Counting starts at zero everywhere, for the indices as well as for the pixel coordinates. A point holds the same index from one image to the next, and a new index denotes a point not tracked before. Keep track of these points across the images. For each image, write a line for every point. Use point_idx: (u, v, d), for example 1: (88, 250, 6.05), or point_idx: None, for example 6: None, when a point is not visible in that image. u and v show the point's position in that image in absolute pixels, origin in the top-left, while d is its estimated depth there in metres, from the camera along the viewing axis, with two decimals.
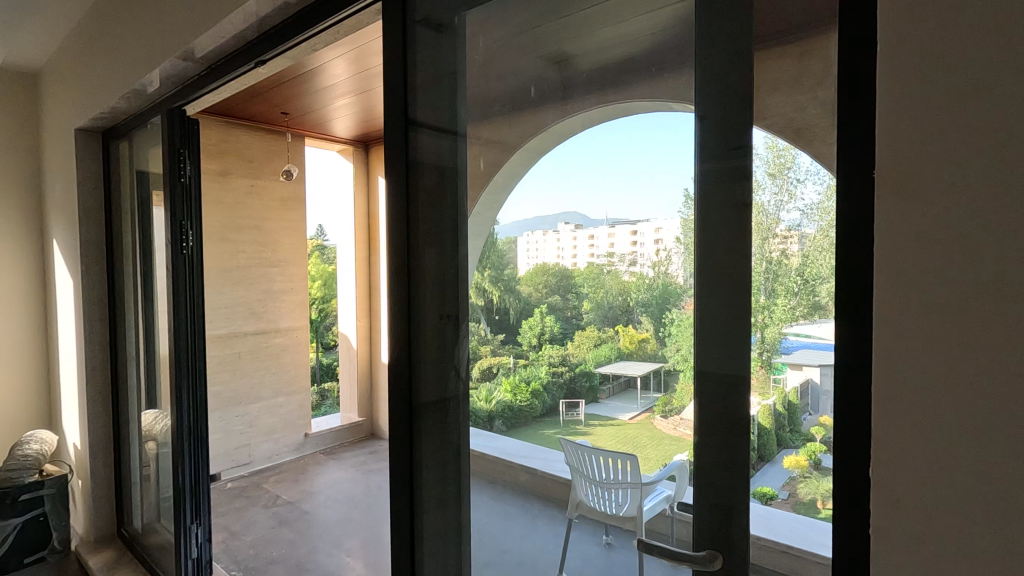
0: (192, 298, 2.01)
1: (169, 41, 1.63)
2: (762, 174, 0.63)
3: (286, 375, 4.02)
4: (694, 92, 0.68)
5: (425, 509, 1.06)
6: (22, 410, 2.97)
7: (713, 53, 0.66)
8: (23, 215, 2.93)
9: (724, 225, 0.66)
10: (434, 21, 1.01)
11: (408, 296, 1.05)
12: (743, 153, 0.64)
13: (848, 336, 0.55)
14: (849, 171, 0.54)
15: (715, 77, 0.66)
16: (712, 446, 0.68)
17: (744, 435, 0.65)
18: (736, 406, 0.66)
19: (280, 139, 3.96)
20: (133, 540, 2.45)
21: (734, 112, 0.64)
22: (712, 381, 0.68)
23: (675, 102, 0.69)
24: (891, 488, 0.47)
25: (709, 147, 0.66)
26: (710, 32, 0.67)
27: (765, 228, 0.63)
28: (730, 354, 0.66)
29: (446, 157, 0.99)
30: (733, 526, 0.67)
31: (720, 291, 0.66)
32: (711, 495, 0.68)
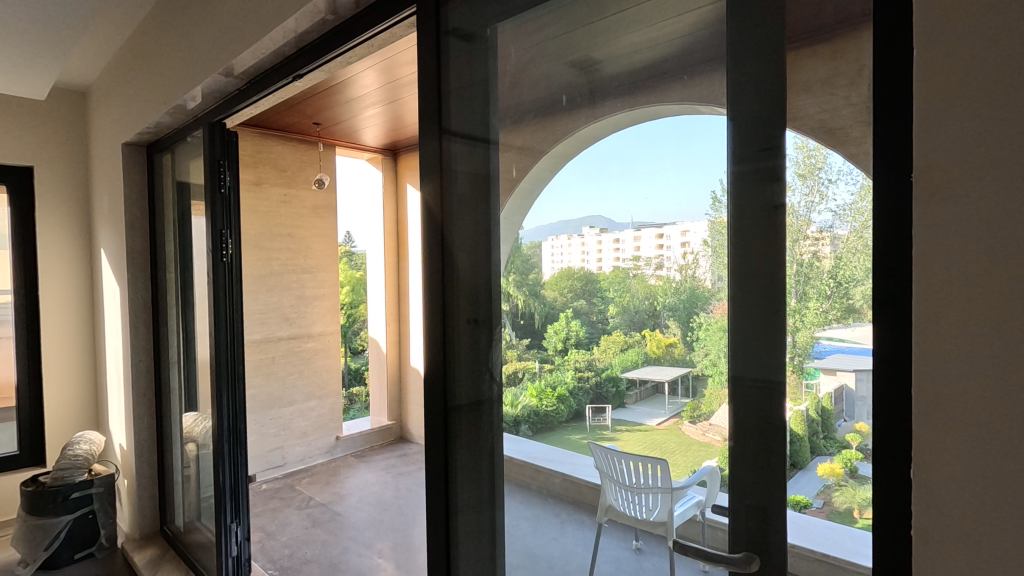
0: (232, 304, 2.07)
1: (211, 58, 1.69)
2: (794, 176, 0.62)
3: (319, 379, 4.10)
4: (727, 94, 0.66)
5: (459, 510, 1.07)
6: (73, 412, 3.11)
7: (746, 55, 0.65)
8: (73, 227, 3.08)
9: (756, 227, 0.65)
10: (465, 32, 1.02)
11: (442, 301, 1.06)
12: (777, 154, 0.63)
13: (884, 338, 0.54)
14: (887, 173, 0.53)
15: (748, 79, 0.65)
16: (745, 452, 0.67)
17: (775, 440, 0.64)
18: (769, 410, 0.65)
19: (312, 149, 4.05)
20: (175, 538, 2.53)
21: (769, 114, 0.63)
22: (745, 388, 0.66)
23: (704, 104, 0.68)
24: (932, 492, 0.45)
25: (739, 149, 0.65)
26: (743, 34, 0.66)
27: (797, 229, 0.62)
28: (763, 358, 0.65)
29: (479, 164, 1.00)
30: (770, 533, 0.65)
31: (753, 294, 0.65)
32: (747, 499, 0.67)
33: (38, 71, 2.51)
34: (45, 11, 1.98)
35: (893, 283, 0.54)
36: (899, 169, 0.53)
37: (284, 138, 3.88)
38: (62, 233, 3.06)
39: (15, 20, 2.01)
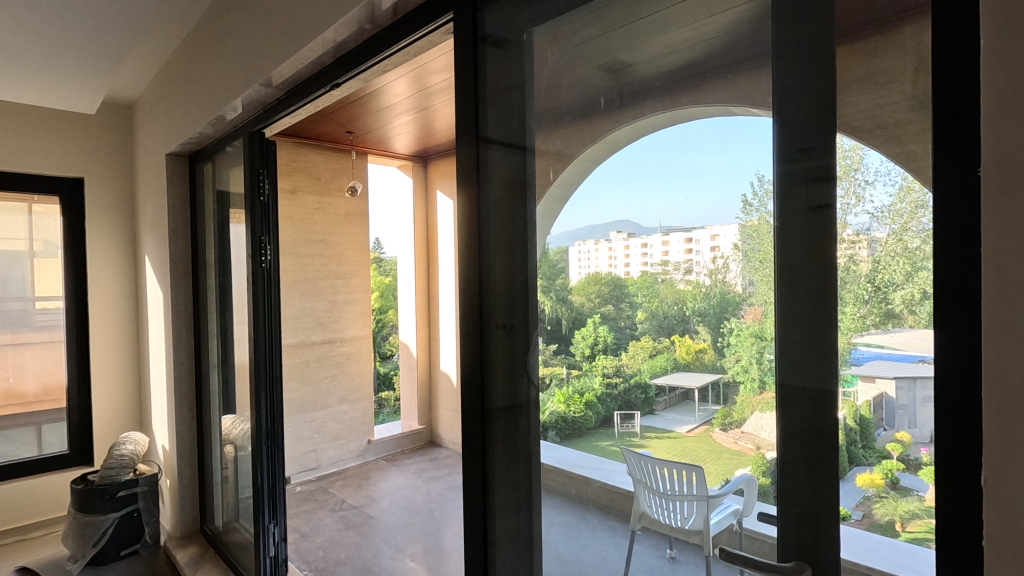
0: (271, 309, 2.12)
1: (251, 70, 1.75)
2: (839, 176, 0.60)
3: (351, 383, 4.17)
4: (773, 95, 0.65)
5: (496, 512, 1.08)
6: (118, 413, 3.24)
7: (794, 51, 0.63)
8: (119, 236, 3.21)
9: (796, 228, 0.63)
10: (501, 39, 1.03)
11: (479, 305, 1.07)
12: (826, 151, 0.61)
13: (944, 341, 0.52)
14: (945, 172, 0.52)
15: (793, 78, 0.63)
16: (791, 458, 0.65)
17: (818, 448, 0.62)
18: (811, 417, 0.63)
19: (345, 157, 4.13)
20: (214, 538, 2.60)
21: (816, 113, 0.61)
22: (790, 395, 0.64)
23: (750, 105, 0.66)
24: (1006, 498, 0.43)
25: (776, 151, 0.64)
26: (790, 30, 0.64)
27: (838, 232, 0.60)
28: (807, 364, 0.63)
29: (515, 170, 1.01)
30: (822, 542, 0.62)
31: (790, 297, 0.64)
32: (797, 506, 0.64)
33: (90, 86, 2.63)
34: (97, 28, 2.08)
35: (950, 284, 0.52)
36: (956, 165, 0.51)
37: (318, 147, 3.97)
38: (109, 241, 3.19)
39: (69, 37, 2.11)
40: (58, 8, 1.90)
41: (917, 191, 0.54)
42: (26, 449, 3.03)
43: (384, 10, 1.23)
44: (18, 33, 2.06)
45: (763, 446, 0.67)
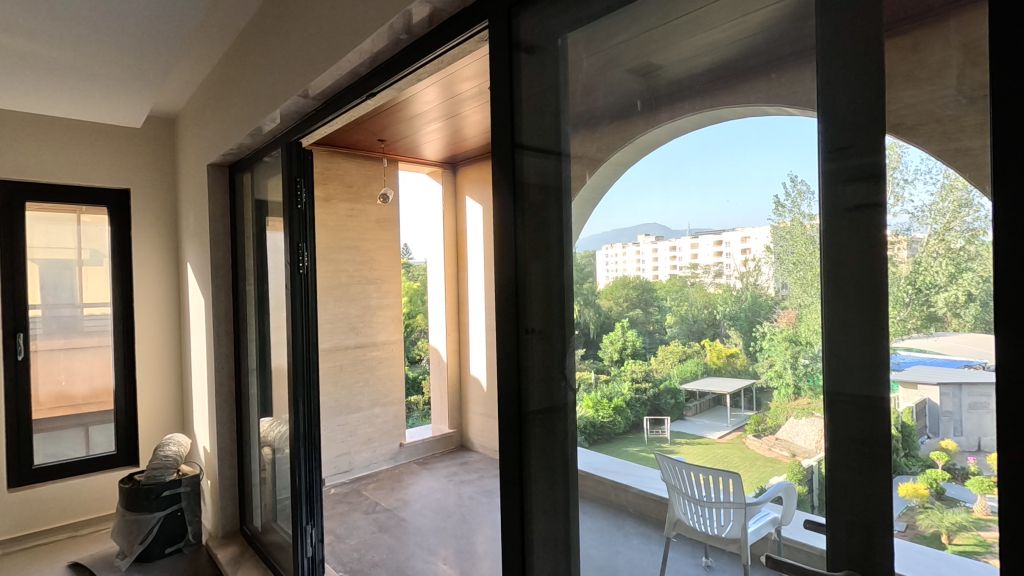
0: (308, 314, 2.17)
1: (290, 82, 1.79)
2: (888, 173, 0.57)
3: (383, 387, 4.22)
4: (818, 95, 0.62)
5: (534, 516, 1.07)
6: (161, 415, 3.35)
7: (840, 48, 0.61)
8: (161, 244, 3.33)
9: (834, 230, 0.61)
10: (536, 45, 1.03)
11: (516, 309, 1.08)
12: (875, 148, 0.58)
13: (1005, 344, 0.50)
14: (1002, 170, 0.50)
15: (839, 76, 0.61)
16: (839, 466, 0.62)
17: (864, 455, 0.60)
18: (856, 422, 0.60)
19: (377, 165, 4.21)
20: (253, 538, 2.67)
21: (862, 111, 0.59)
22: (839, 402, 0.62)
23: (793, 106, 0.64)
24: None
25: (813, 153, 0.62)
26: (836, 25, 0.61)
27: (882, 232, 0.58)
28: (853, 368, 0.60)
29: (551, 175, 1.01)
30: (874, 550, 0.60)
31: (831, 299, 0.62)
32: (847, 513, 0.62)
33: (137, 101, 2.74)
34: (145, 45, 2.16)
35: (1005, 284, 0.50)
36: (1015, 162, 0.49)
37: (350, 155, 4.05)
38: (154, 249, 3.32)
39: (118, 55, 2.21)
40: (109, 27, 1.99)
41: (961, 189, 0.53)
42: (74, 449, 3.16)
43: (419, 20, 1.25)
44: (71, 51, 2.16)
45: (799, 453, 0.65)
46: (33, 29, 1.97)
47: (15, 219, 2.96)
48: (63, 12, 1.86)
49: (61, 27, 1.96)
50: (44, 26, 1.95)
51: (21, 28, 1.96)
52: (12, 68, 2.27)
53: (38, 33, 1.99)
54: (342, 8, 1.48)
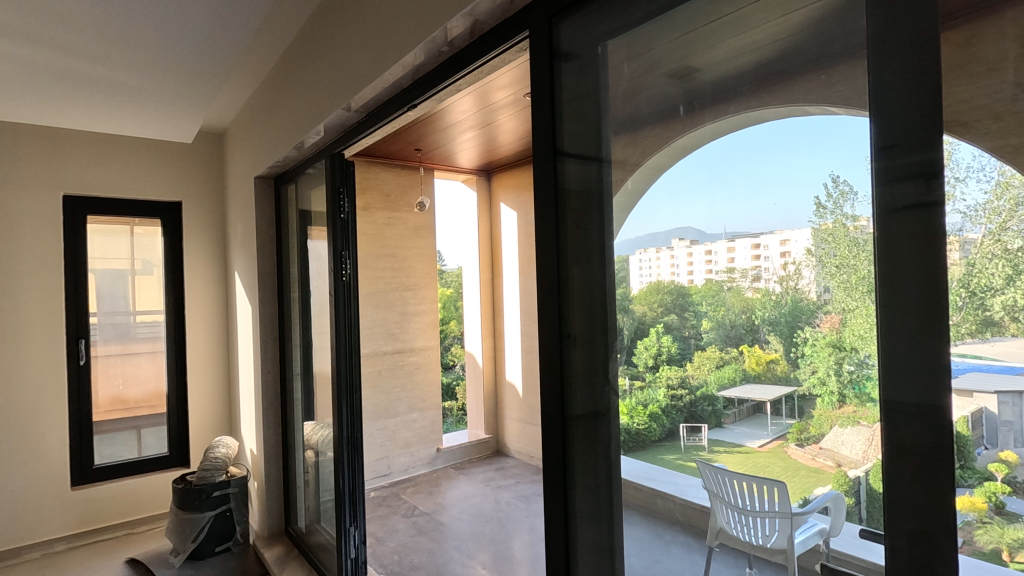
0: (350, 321, 2.21)
1: (334, 96, 1.84)
2: (942, 171, 0.55)
3: (421, 392, 4.27)
4: (870, 95, 0.60)
5: (578, 523, 1.05)
6: (211, 419, 3.48)
7: (894, 45, 0.58)
8: (210, 253, 3.47)
9: (882, 232, 0.59)
10: (575, 52, 1.03)
11: (558, 314, 1.06)
12: (934, 145, 0.55)
13: None
14: None
15: (893, 75, 0.58)
16: (895, 475, 0.58)
17: (921, 465, 0.57)
18: (912, 432, 0.57)
19: (414, 173, 4.28)
20: (298, 538, 2.73)
21: (917, 109, 0.57)
22: (895, 411, 0.58)
23: (837, 105, 0.62)
24: None
25: (861, 155, 0.60)
26: (892, 20, 0.59)
27: (937, 232, 0.55)
28: (913, 373, 0.57)
29: (592, 182, 1.00)
30: (937, 563, 0.56)
31: (881, 302, 0.59)
32: (905, 523, 0.58)
33: (189, 118, 2.86)
34: (198, 65, 2.26)
35: None
36: None
37: (387, 165, 4.13)
38: (204, 259, 3.46)
39: (172, 74, 2.31)
40: (165, 48, 2.09)
41: (1018, 187, 0.50)
42: (126, 451, 3.29)
43: (459, 33, 1.27)
44: (129, 72, 2.27)
45: (844, 463, 0.62)
46: (95, 52, 2.08)
47: (75, 231, 3.13)
48: (123, 36, 1.97)
49: (121, 49, 2.07)
50: (106, 49, 2.06)
51: (84, 52, 2.07)
52: (75, 89, 2.40)
53: (100, 56, 2.11)
54: (384, 22, 1.51)
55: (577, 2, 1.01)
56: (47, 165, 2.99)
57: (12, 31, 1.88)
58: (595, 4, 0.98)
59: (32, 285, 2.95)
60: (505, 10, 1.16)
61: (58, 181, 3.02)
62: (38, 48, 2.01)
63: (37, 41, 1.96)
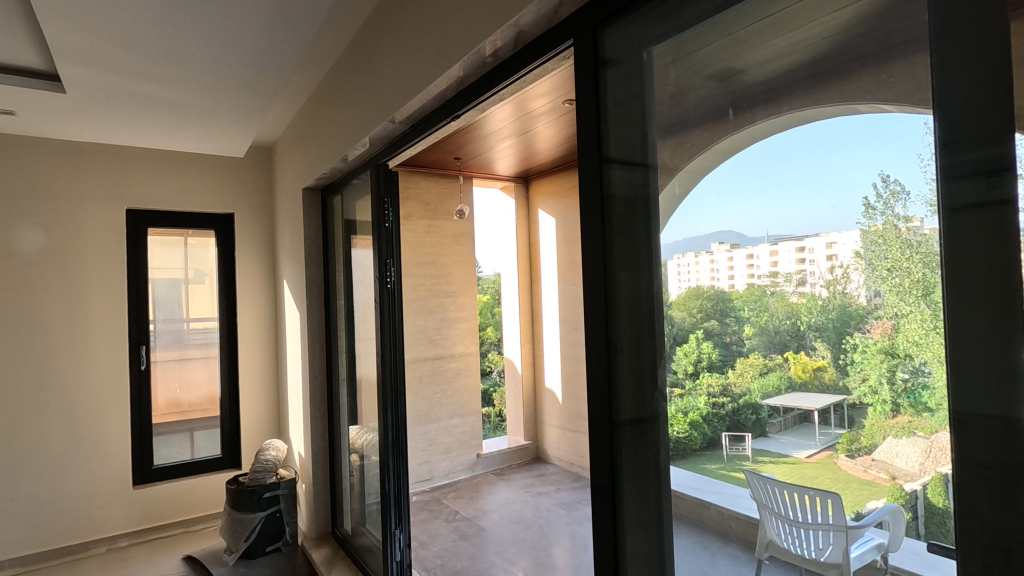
0: (395, 327, 2.25)
1: (380, 108, 1.88)
2: (1008, 167, 0.52)
3: (461, 397, 4.31)
4: (932, 92, 0.57)
5: (625, 536, 1.01)
6: (260, 422, 3.60)
7: (958, 39, 0.55)
8: (260, 263, 3.60)
9: (943, 235, 0.56)
10: (619, 56, 0.99)
11: (605, 322, 1.02)
12: (1003, 141, 0.52)
13: None
14: None
15: (958, 71, 0.55)
16: (963, 487, 0.55)
17: (994, 477, 0.53)
18: (982, 443, 0.54)
19: (453, 182, 4.33)
20: (344, 540, 2.79)
21: (985, 106, 0.54)
22: (963, 420, 0.55)
23: (889, 103, 0.60)
24: None
25: (922, 155, 0.57)
26: (959, 13, 0.55)
27: (1005, 232, 0.52)
28: (983, 381, 0.53)
29: (638, 188, 0.96)
30: None
31: (946, 306, 0.56)
32: (981, 536, 0.54)
33: (241, 133, 2.98)
34: (251, 84, 2.35)
35: None
36: None
37: (427, 174, 4.20)
38: (254, 268, 3.58)
39: (225, 92, 2.41)
40: (220, 69, 2.18)
41: None
42: (180, 453, 3.43)
43: (505, 44, 1.28)
44: (186, 91, 2.38)
45: (899, 476, 0.59)
46: (157, 73, 2.19)
47: (137, 244, 3.31)
48: (181, 57, 2.06)
49: (181, 70, 2.17)
50: (167, 70, 2.17)
51: (146, 73, 2.18)
52: (137, 108, 2.53)
53: (161, 77, 2.22)
54: (428, 36, 1.54)
55: (622, 8, 0.98)
56: (112, 181, 3.18)
57: (82, 56, 2.00)
58: (638, 8, 0.95)
59: (98, 295, 3.13)
60: (550, 20, 1.15)
61: (121, 196, 3.20)
62: (106, 72, 2.14)
63: (105, 65, 2.08)
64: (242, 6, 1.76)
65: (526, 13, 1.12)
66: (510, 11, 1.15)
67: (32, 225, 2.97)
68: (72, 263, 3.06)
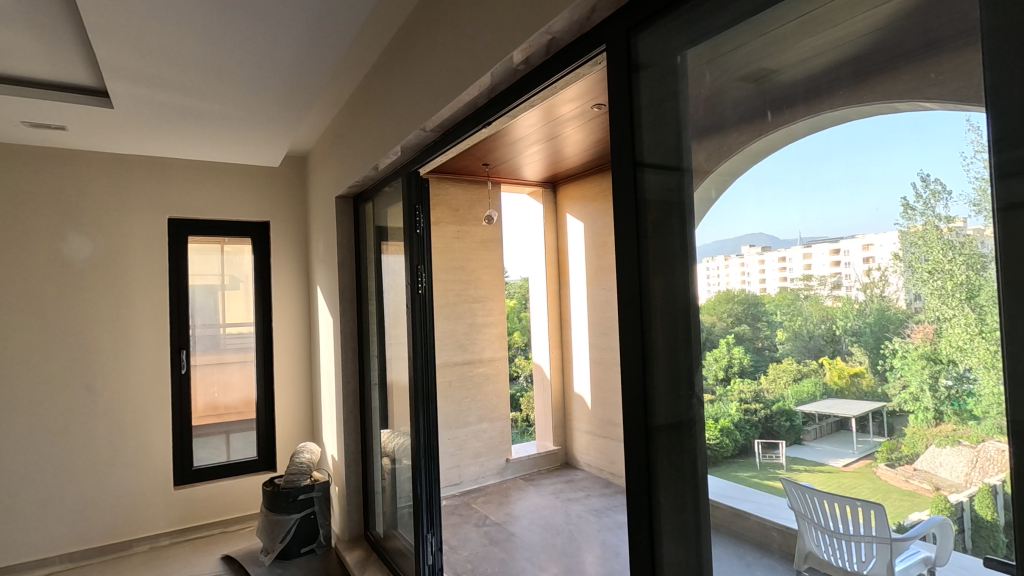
0: (427, 332, 2.27)
1: (412, 117, 1.90)
2: None
3: (490, 402, 4.31)
4: (986, 90, 0.55)
5: (663, 547, 0.98)
6: (295, 426, 3.67)
7: (1013, 35, 0.53)
8: (294, 270, 3.68)
9: (993, 237, 0.54)
10: (653, 59, 0.98)
11: (639, 326, 0.99)
12: None
13: None
14: None
15: (1013, 68, 0.53)
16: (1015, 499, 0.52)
17: None
18: None
19: (482, 188, 4.36)
20: (377, 543, 2.81)
21: None
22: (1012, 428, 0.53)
23: (932, 101, 0.58)
24: None
25: (969, 155, 0.55)
26: (1015, 7, 0.53)
27: None
28: None
29: (672, 192, 0.94)
30: None
31: (999, 311, 0.54)
32: None
33: (276, 144, 3.06)
34: (287, 95, 2.41)
35: None
36: None
37: (456, 181, 4.23)
38: (288, 275, 3.67)
39: (261, 104, 2.48)
40: (258, 82, 2.24)
41: None
42: (217, 455, 3.51)
43: (537, 51, 1.27)
44: (225, 103, 2.45)
45: (943, 487, 0.57)
46: (198, 87, 2.27)
47: (178, 252, 3.42)
48: (221, 71, 2.13)
49: (220, 84, 2.25)
50: (207, 84, 2.24)
51: (187, 87, 2.26)
52: (178, 121, 2.62)
53: (201, 90, 2.29)
54: (458, 45, 1.55)
55: (657, 12, 0.96)
56: (154, 192, 3.30)
57: (128, 72, 2.08)
58: (672, 12, 0.94)
59: (142, 302, 3.25)
60: (582, 26, 1.15)
61: (164, 206, 3.31)
62: (150, 86, 2.22)
63: (149, 81, 2.17)
64: (279, 20, 1.80)
65: (558, 20, 1.12)
66: (542, 18, 1.15)
67: (81, 235, 3.10)
68: (118, 270, 3.19)
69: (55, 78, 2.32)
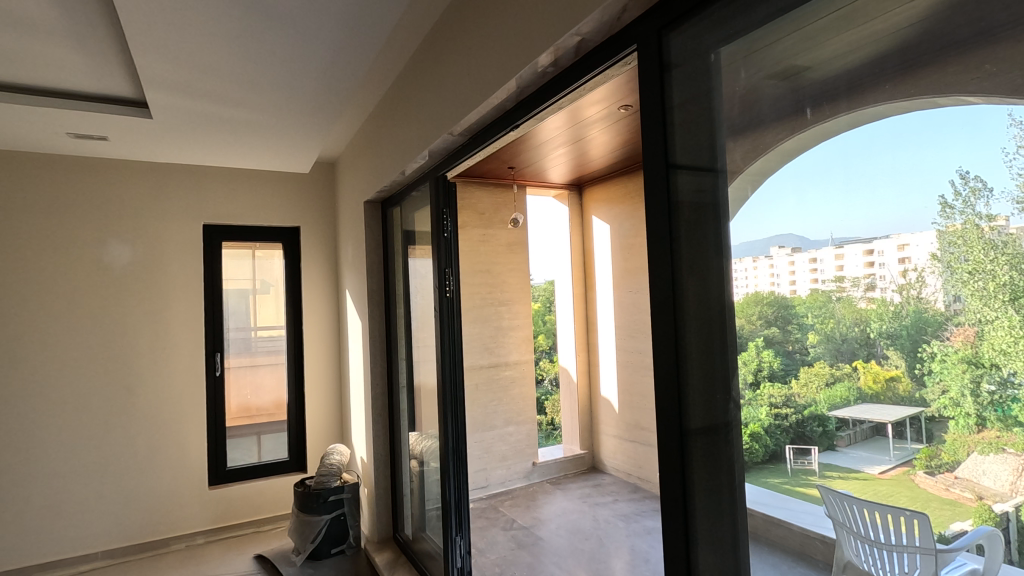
0: (454, 335, 2.28)
1: (439, 122, 1.92)
2: None
3: (517, 406, 4.31)
4: None
5: (699, 556, 0.96)
6: (324, 427, 3.73)
7: None
8: (323, 274, 3.75)
9: None
10: (687, 57, 0.97)
11: (672, 330, 0.97)
12: None
13: None
14: None
15: None
16: None
17: None
18: None
19: (507, 191, 4.37)
20: (405, 545, 2.83)
21: None
22: None
23: (976, 95, 0.56)
24: None
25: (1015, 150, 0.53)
26: None
27: None
28: None
29: (706, 193, 0.91)
30: None
31: None
32: None
33: (306, 151, 3.13)
34: (317, 103, 2.45)
35: None
36: None
37: (482, 185, 4.26)
38: (318, 279, 3.74)
39: (292, 112, 2.53)
40: (289, 90, 2.30)
41: None
42: (249, 456, 3.59)
43: (566, 53, 1.27)
44: (257, 112, 2.51)
45: (986, 496, 0.55)
46: (232, 97, 2.33)
47: (213, 257, 3.51)
48: (254, 80, 2.18)
49: (253, 93, 2.30)
50: (242, 94, 2.30)
51: (223, 97, 2.32)
52: (213, 130, 2.70)
53: (235, 99, 2.36)
54: (485, 50, 1.56)
55: (690, 10, 0.95)
56: (190, 199, 3.39)
57: (168, 83, 2.15)
58: (704, 11, 0.93)
59: (178, 306, 3.34)
60: (612, 27, 1.14)
61: (199, 213, 3.41)
62: (187, 97, 2.29)
63: (187, 91, 2.24)
64: (310, 30, 1.84)
65: (588, 22, 1.12)
66: (570, 20, 1.15)
67: (122, 241, 3.21)
68: (157, 275, 3.30)
69: (98, 90, 2.41)
